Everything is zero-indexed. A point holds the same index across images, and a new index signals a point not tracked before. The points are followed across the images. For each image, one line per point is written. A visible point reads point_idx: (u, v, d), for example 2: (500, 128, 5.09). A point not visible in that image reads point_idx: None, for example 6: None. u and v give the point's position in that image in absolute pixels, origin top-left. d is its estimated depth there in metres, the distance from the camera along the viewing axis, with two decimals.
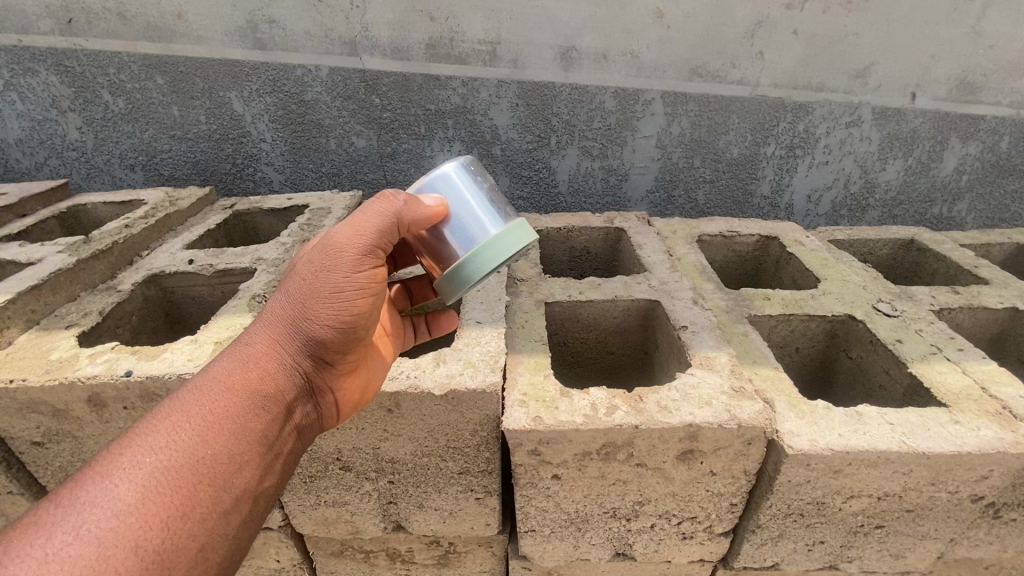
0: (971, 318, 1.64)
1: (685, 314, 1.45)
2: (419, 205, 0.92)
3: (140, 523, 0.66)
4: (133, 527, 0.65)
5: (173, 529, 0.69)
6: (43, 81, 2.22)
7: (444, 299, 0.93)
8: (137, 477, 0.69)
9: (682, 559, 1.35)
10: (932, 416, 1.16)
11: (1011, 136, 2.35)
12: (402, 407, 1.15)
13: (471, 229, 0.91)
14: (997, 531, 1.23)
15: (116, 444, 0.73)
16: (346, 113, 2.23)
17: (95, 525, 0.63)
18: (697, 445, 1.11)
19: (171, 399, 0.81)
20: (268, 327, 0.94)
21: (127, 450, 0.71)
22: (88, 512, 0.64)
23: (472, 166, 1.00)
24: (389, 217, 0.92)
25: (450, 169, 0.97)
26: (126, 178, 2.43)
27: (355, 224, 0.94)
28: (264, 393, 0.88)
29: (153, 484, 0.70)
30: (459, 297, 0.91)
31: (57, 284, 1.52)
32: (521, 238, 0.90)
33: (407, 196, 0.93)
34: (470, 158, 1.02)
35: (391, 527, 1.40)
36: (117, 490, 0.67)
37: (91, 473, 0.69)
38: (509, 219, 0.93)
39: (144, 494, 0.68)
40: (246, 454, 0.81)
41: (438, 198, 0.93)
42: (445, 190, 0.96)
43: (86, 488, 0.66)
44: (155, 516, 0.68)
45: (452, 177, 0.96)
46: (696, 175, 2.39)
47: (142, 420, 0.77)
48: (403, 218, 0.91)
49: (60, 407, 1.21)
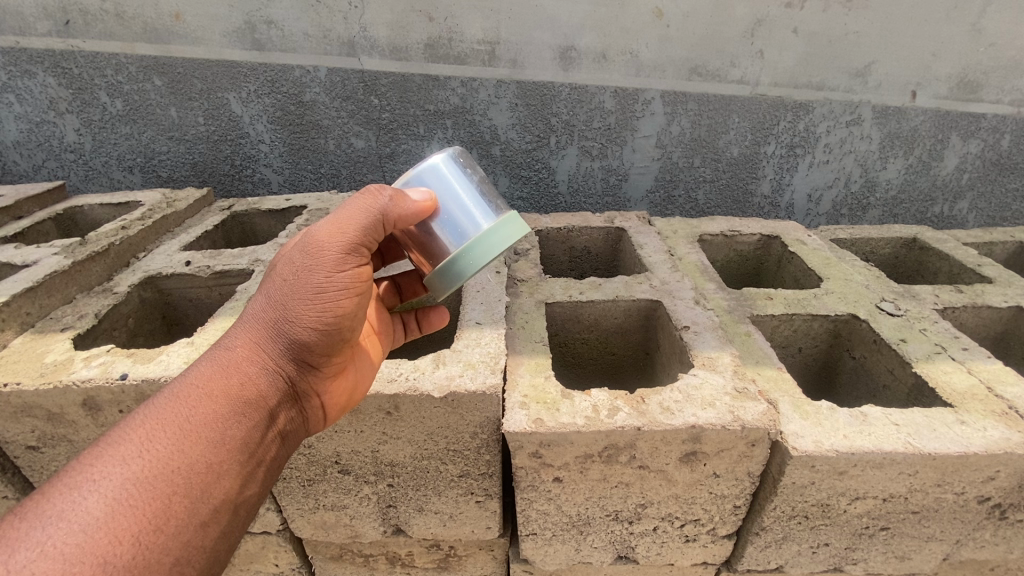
0: (975, 317, 1.63)
1: (687, 314, 1.44)
2: (406, 200, 0.90)
3: (110, 538, 0.64)
4: (102, 542, 0.64)
5: (145, 543, 0.67)
6: (40, 83, 2.21)
7: (435, 295, 0.91)
8: (106, 489, 0.67)
9: (685, 562, 1.33)
10: (938, 416, 1.14)
11: (1012, 135, 2.33)
12: (401, 410, 1.14)
13: (461, 224, 0.90)
14: (1004, 532, 1.21)
15: (87, 453, 0.71)
16: (345, 114, 2.22)
17: (62, 540, 0.62)
18: (700, 447, 1.10)
19: (146, 405, 0.79)
20: (249, 330, 0.93)
21: (98, 461, 0.70)
22: (53, 526, 0.62)
23: (461, 157, 0.99)
24: (375, 214, 0.90)
25: (439, 162, 0.96)
26: (124, 180, 2.42)
27: (337, 222, 0.92)
28: (245, 399, 0.86)
29: (125, 496, 0.68)
30: (450, 293, 0.89)
31: (52, 287, 1.51)
32: (514, 231, 0.89)
33: (393, 191, 0.91)
34: (460, 148, 1.00)
35: (391, 531, 1.38)
36: (84, 504, 0.65)
37: (59, 484, 0.67)
38: (501, 212, 0.92)
39: (114, 506, 0.67)
40: (225, 463, 0.80)
41: (426, 192, 0.92)
42: (434, 183, 0.94)
43: (53, 501, 0.65)
44: (126, 530, 0.66)
45: (442, 170, 0.95)
46: (696, 174, 2.38)
47: (114, 427, 0.75)
48: (388, 214, 0.89)
49: (55, 411, 1.20)
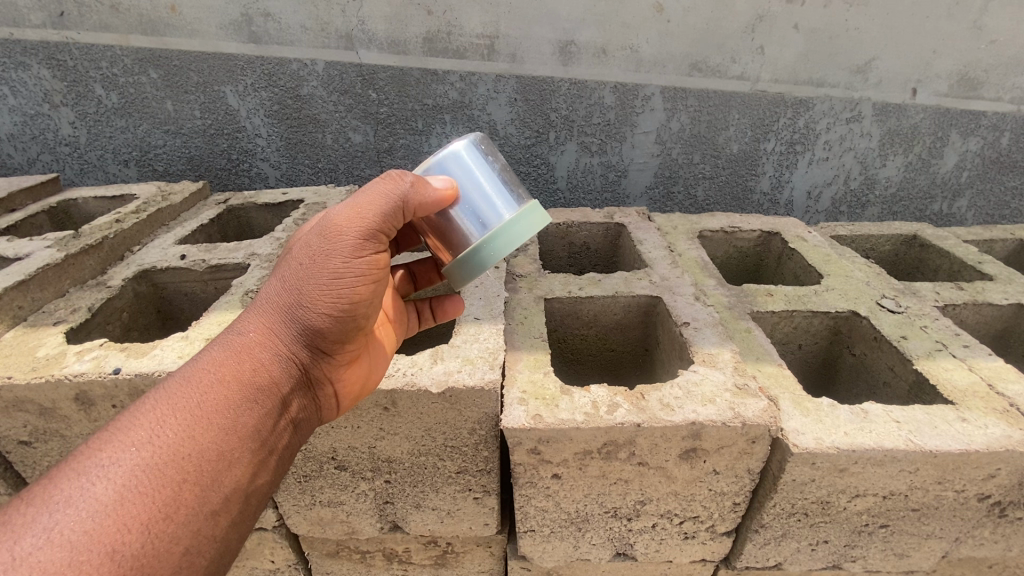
0: (975, 314, 1.62)
1: (687, 311, 1.43)
2: (426, 187, 0.89)
3: (118, 526, 0.63)
4: (110, 530, 0.63)
5: (155, 532, 0.66)
6: (35, 75, 2.18)
7: (454, 284, 0.91)
8: (115, 476, 0.66)
9: (683, 559, 1.33)
10: (939, 414, 1.13)
11: (1012, 133, 2.32)
12: (398, 405, 1.13)
13: (482, 212, 0.89)
14: (1003, 530, 1.21)
15: (96, 438, 0.70)
16: (342, 108, 2.20)
17: (69, 527, 0.60)
18: (700, 444, 1.09)
19: (157, 390, 0.78)
20: (262, 315, 0.91)
21: (107, 446, 0.69)
22: (59, 512, 0.61)
23: (482, 143, 0.97)
24: (394, 200, 0.88)
25: (460, 149, 0.94)
26: (120, 174, 2.39)
27: (356, 207, 0.90)
28: (257, 386, 0.84)
29: (134, 484, 0.67)
30: (470, 283, 0.89)
31: (45, 280, 1.49)
32: (535, 222, 0.88)
33: (414, 177, 0.90)
34: (480, 134, 0.99)
35: (387, 527, 1.37)
36: (93, 490, 0.64)
37: (67, 469, 0.66)
38: (522, 201, 0.91)
39: (123, 494, 0.65)
40: (236, 451, 0.78)
41: (447, 180, 0.90)
42: (455, 170, 0.93)
43: (61, 486, 0.64)
44: (135, 518, 0.65)
45: (463, 157, 0.93)
46: (695, 171, 2.36)
47: (125, 412, 0.73)
48: (408, 201, 0.88)
49: (47, 406, 1.19)
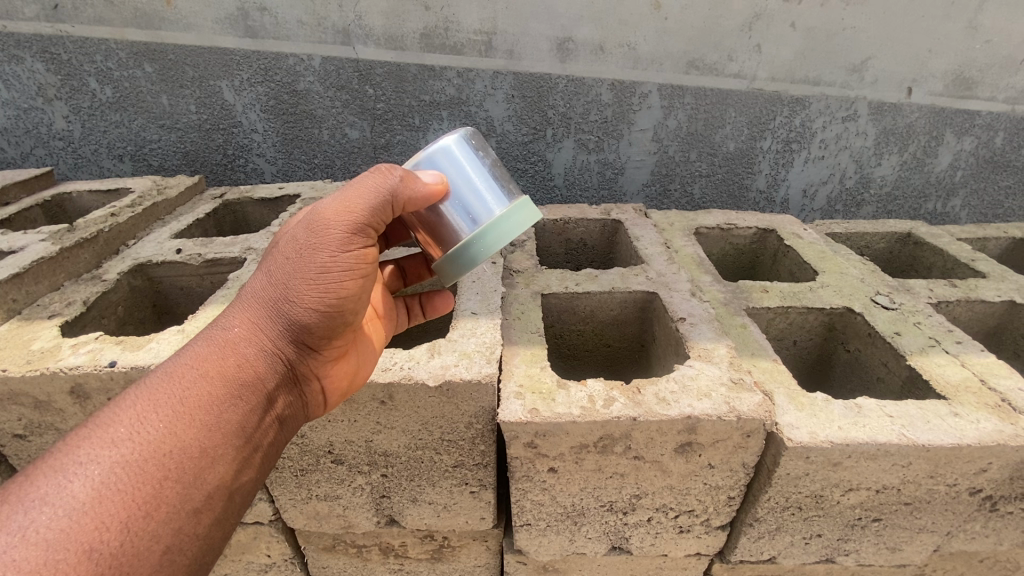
0: (969, 311, 1.64)
1: (683, 306, 1.43)
2: (416, 181, 0.88)
3: (96, 525, 0.63)
4: (87, 529, 0.63)
5: (133, 530, 0.66)
6: (28, 68, 2.16)
7: (445, 279, 0.91)
8: (93, 475, 0.66)
9: (678, 553, 1.33)
10: (932, 408, 1.15)
11: (1006, 132, 2.34)
12: (395, 399, 1.13)
13: (473, 208, 0.89)
14: (994, 524, 1.22)
15: (75, 435, 0.70)
16: (339, 104, 2.19)
17: (44, 526, 0.60)
18: (696, 437, 1.10)
19: (138, 386, 0.78)
20: (247, 309, 0.90)
21: (86, 443, 0.69)
22: (36, 511, 0.61)
23: (473, 138, 0.97)
24: (383, 193, 0.88)
25: (452, 143, 0.94)
26: (114, 168, 2.38)
27: (344, 200, 0.90)
28: (241, 382, 0.84)
29: (113, 482, 0.67)
30: (460, 278, 0.89)
31: (40, 274, 1.48)
32: (526, 218, 0.89)
33: (404, 171, 0.90)
34: (472, 130, 0.99)
35: (384, 521, 1.38)
36: (69, 488, 0.64)
37: (46, 467, 0.66)
38: (513, 197, 0.91)
39: (101, 493, 0.66)
40: (220, 447, 0.78)
41: (437, 175, 0.91)
42: (446, 165, 0.93)
43: (38, 485, 0.64)
44: (113, 517, 0.65)
45: (454, 152, 0.93)
46: (692, 168, 2.37)
47: (105, 409, 0.74)
48: (397, 194, 0.87)
49: (42, 399, 1.18)
